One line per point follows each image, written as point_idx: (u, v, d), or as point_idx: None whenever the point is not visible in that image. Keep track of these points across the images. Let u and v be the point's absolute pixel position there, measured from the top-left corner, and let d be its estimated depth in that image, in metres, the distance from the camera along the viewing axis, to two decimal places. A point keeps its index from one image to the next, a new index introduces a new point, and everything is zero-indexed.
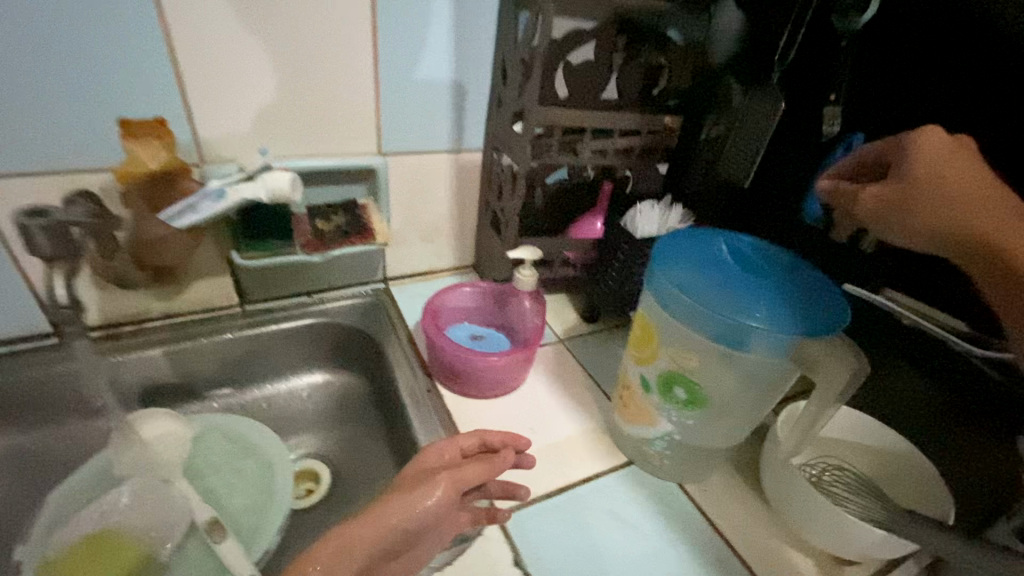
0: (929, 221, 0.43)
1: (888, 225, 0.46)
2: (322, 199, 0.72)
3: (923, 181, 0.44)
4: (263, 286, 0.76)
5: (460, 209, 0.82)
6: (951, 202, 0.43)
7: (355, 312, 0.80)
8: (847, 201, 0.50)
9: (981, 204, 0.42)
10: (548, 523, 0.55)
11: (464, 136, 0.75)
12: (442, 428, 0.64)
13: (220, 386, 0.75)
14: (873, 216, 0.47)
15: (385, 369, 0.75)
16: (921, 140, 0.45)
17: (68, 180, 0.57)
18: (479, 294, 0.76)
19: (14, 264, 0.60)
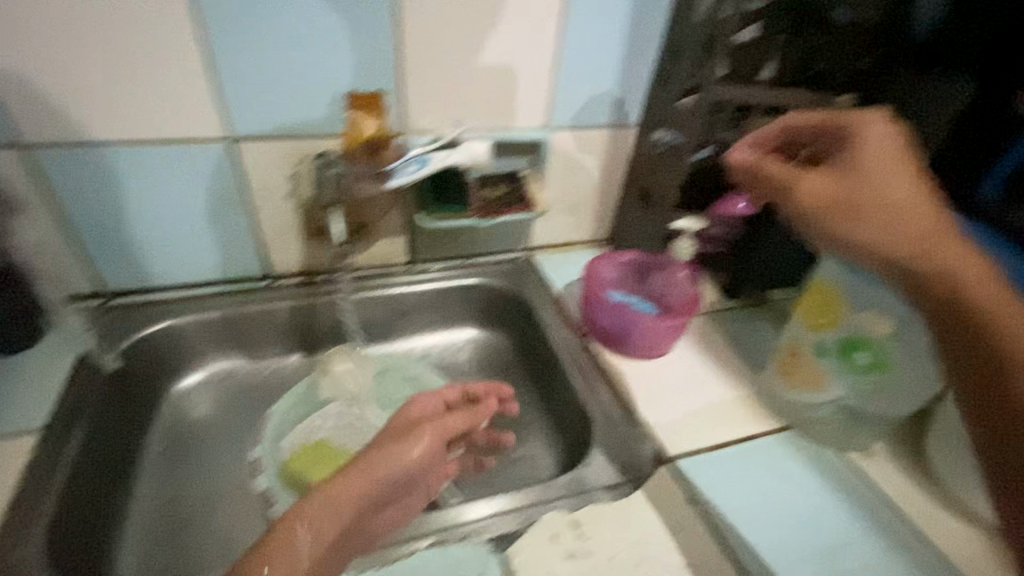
0: (882, 247, 0.45)
1: (812, 228, 0.50)
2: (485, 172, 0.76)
3: (864, 161, 0.48)
4: (430, 247, 0.83)
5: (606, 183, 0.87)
6: (903, 208, 0.45)
7: (507, 275, 0.86)
8: (751, 186, 0.56)
9: (864, 209, 0.46)
10: (714, 471, 0.60)
11: (622, 113, 0.79)
12: (602, 382, 0.69)
13: (388, 333, 0.85)
14: (801, 213, 0.50)
15: (534, 327, 0.81)
16: (863, 137, 0.50)
17: (299, 146, 0.67)
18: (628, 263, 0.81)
19: (249, 217, 0.72)
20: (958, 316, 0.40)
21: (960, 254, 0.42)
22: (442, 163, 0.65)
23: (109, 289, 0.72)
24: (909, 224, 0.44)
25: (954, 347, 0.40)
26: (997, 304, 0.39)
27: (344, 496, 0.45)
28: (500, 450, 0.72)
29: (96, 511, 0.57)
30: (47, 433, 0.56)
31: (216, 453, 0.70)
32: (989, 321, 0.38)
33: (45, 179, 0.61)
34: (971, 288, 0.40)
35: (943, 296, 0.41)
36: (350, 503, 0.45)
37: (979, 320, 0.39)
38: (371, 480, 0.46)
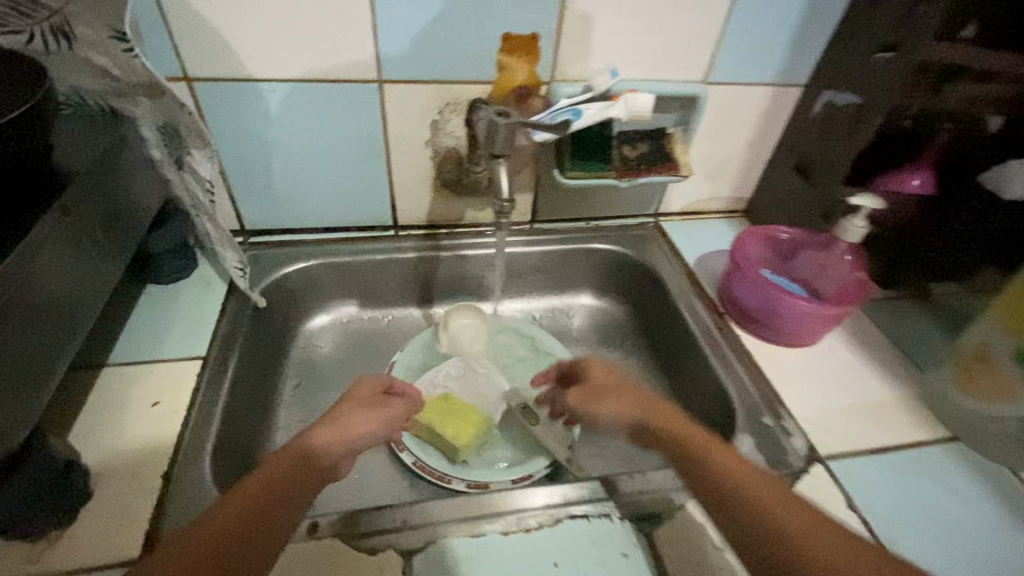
0: (674, 429, 0.49)
1: (586, 419, 0.58)
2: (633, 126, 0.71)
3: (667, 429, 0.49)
4: (556, 206, 0.80)
5: (755, 148, 0.79)
6: (634, 409, 0.52)
7: (632, 244, 0.81)
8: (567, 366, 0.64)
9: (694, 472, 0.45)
10: (875, 479, 0.55)
11: (793, 68, 0.72)
12: (744, 367, 0.65)
13: (502, 291, 0.82)
14: (575, 411, 0.59)
15: (665, 301, 0.76)
16: (589, 367, 0.61)
17: (443, 91, 0.64)
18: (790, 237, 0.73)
19: (383, 163, 0.70)
20: (734, 519, 0.41)
21: (727, 460, 0.44)
22: (595, 115, 0.60)
23: (248, 227, 0.74)
24: (641, 400, 0.53)
25: (727, 519, 0.41)
26: (726, 462, 0.44)
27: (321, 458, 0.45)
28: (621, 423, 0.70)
29: (245, 437, 0.59)
30: (206, 359, 0.58)
31: (344, 394, 0.72)
32: (733, 492, 0.42)
33: (202, 111, 0.62)
34: (706, 445, 0.46)
35: (739, 492, 0.42)
36: (321, 461, 0.45)
37: (729, 515, 0.41)
38: (325, 443, 0.46)
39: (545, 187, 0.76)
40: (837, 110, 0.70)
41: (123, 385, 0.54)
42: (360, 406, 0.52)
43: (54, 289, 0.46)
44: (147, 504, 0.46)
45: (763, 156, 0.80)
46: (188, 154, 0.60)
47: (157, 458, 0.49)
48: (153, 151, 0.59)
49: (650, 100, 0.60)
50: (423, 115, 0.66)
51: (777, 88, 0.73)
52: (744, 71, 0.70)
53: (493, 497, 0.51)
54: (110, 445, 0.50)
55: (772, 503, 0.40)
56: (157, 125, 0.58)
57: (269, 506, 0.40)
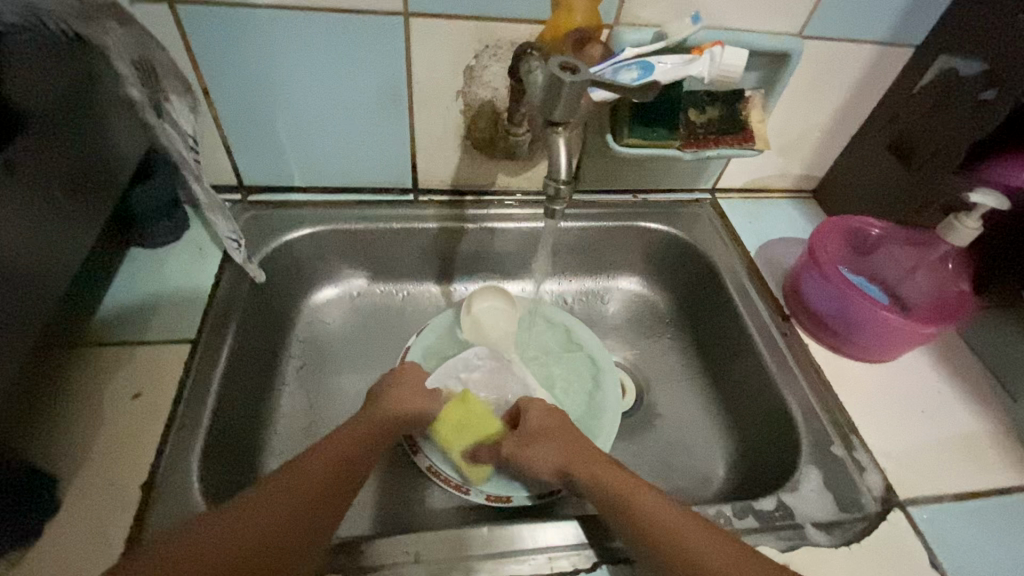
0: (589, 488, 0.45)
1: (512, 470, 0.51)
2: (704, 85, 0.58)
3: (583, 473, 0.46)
4: (599, 175, 0.68)
5: (843, 120, 0.67)
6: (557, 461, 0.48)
7: (686, 224, 0.69)
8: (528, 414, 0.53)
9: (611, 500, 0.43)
10: (961, 529, 0.48)
11: (907, 25, 0.58)
12: (811, 383, 0.56)
13: (528, 269, 0.72)
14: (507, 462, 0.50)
15: (719, 296, 0.65)
16: (528, 412, 0.53)
17: (481, 31, 0.53)
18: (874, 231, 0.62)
19: (405, 116, 0.59)
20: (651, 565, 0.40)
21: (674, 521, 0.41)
22: (669, 73, 0.48)
23: (247, 183, 0.64)
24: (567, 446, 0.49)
25: (660, 569, 0.39)
26: (657, 512, 0.41)
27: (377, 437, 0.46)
28: (658, 431, 0.62)
29: (241, 430, 0.53)
30: (196, 343, 0.51)
31: (349, 378, 0.64)
32: (670, 543, 0.39)
33: (188, 44, 0.51)
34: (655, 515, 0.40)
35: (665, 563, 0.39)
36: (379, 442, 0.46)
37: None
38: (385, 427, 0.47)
39: (590, 153, 0.65)
40: (958, 81, 0.57)
41: (103, 371, 0.48)
42: (412, 399, 0.51)
43: (11, 264, 0.38)
44: (126, 520, 0.40)
45: (850, 130, 0.68)
46: (166, 97, 0.50)
47: (139, 463, 0.43)
48: (132, 90, 0.48)
49: (741, 55, 0.49)
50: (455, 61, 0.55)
51: (884, 49, 0.60)
52: (850, 24, 0.57)
53: (519, 529, 0.44)
54: (87, 445, 0.44)
55: (724, 567, 0.37)
56: (131, 58, 0.47)
57: (340, 480, 0.41)
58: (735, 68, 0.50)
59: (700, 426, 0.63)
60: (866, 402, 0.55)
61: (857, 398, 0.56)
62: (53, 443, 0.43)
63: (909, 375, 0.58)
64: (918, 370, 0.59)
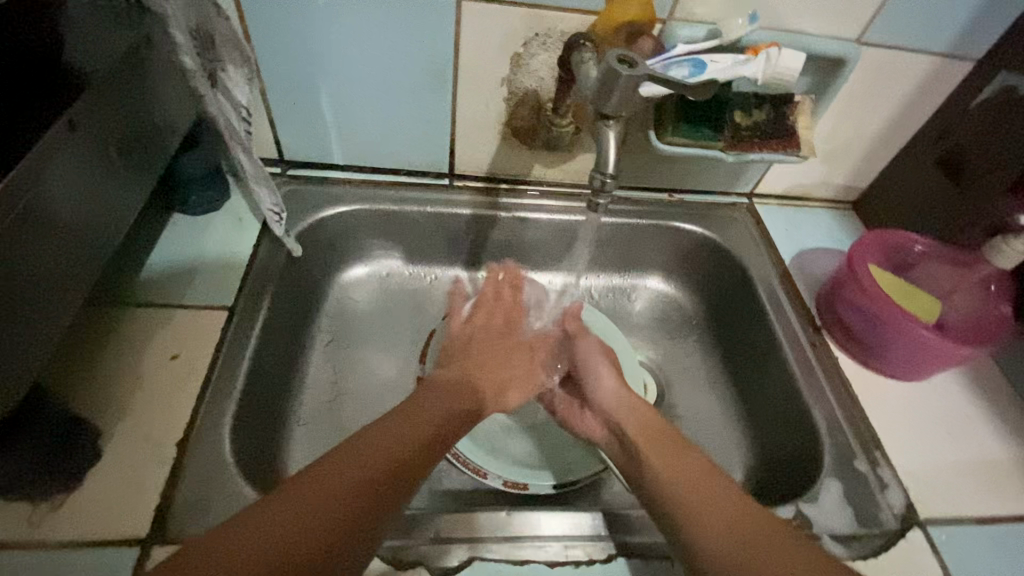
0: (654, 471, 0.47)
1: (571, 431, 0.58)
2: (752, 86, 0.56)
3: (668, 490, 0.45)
4: (636, 171, 0.67)
5: (891, 131, 0.65)
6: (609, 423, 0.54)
7: (720, 226, 0.68)
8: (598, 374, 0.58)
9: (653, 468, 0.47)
10: (982, 555, 0.47)
11: (970, 37, 0.56)
12: (838, 396, 0.55)
13: (557, 261, 0.72)
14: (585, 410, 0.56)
15: (751, 302, 0.64)
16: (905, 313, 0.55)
17: (533, 18, 0.53)
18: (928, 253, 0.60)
19: (448, 100, 0.59)
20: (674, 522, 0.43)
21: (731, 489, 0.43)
22: (718, 71, 0.47)
23: (288, 157, 0.65)
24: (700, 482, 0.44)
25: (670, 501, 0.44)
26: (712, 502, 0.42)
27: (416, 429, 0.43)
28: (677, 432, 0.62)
29: (270, 398, 0.54)
30: (232, 309, 0.52)
31: (374, 355, 0.65)
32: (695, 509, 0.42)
33: (244, 16, 0.52)
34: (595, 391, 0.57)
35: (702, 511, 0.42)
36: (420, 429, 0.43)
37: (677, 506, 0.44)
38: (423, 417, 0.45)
39: (630, 149, 0.64)
40: (1015, 99, 0.55)
41: (143, 330, 0.50)
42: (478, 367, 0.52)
43: (68, 214, 0.39)
44: (160, 473, 0.42)
45: (897, 142, 0.66)
46: (223, 67, 0.52)
47: (174, 421, 0.45)
48: (184, 58, 0.48)
49: (797, 58, 0.48)
50: (504, 47, 0.55)
51: (943, 60, 0.58)
52: (910, 33, 0.55)
53: (535, 515, 0.45)
54: (126, 400, 0.45)
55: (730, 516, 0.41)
56: (189, 26, 0.47)
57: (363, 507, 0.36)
58: (790, 70, 0.48)
59: (719, 430, 0.63)
60: (893, 419, 0.55)
61: (883, 415, 0.55)
62: (94, 395, 0.45)
63: (939, 396, 0.57)
64: (950, 393, 0.58)
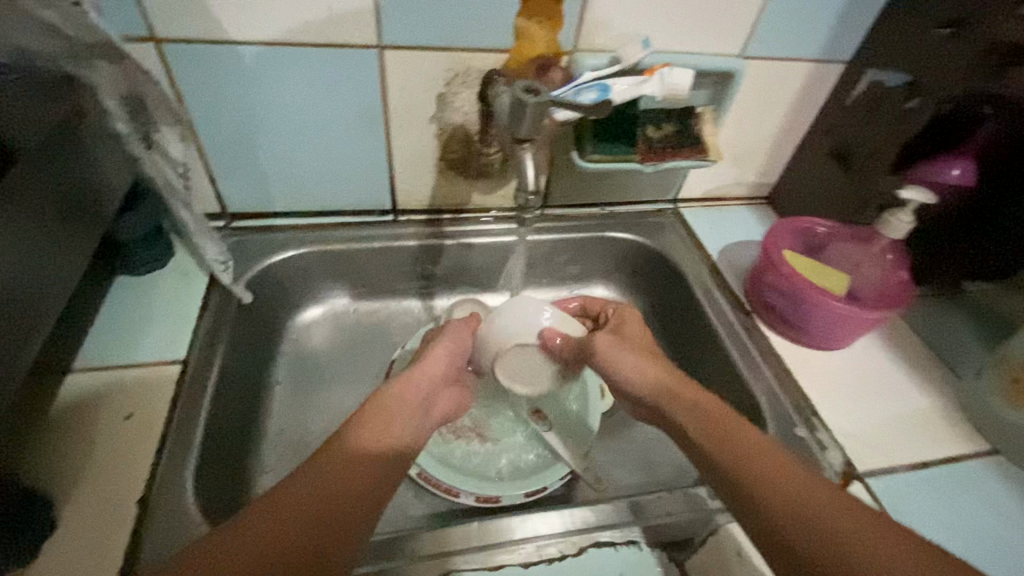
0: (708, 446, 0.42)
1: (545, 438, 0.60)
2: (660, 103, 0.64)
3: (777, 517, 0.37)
4: (569, 189, 0.72)
5: (788, 131, 0.72)
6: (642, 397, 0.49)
7: (651, 232, 0.74)
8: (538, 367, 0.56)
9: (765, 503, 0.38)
10: (915, 496, 0.52)
11: (837, 43, 0.64)
12: (772, 372, 0.60)
13: (506, 280, 0.75)
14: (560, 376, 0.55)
15: (687, 297, 0.69)
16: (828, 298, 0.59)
17: (453, 60, 0.57)
18: (844, 235, 0.66)
19: (383, 140, 0.63)
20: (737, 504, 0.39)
21: None
22: (622, 95, 0.53)
23: (231, 210, 0.66)
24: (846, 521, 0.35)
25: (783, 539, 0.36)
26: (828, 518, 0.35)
27: (396, 431, 0.44)
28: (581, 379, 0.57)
29: (231, 447, 0.54)
30: (185, 362, 0.53)
31: (336, 393, 0.66)
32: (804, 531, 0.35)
33: (174, 79, 0.54)
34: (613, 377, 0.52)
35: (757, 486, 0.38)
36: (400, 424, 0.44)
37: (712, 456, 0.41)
38: (398, 419, 0.45)
39: (561, 170, 0.69)
40: (885, 91, 0.64)
41: (92, 395, 0.49)
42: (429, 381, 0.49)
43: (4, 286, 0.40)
44: (123, 534, 0.41)
45: (795, 139, 0.74)
46: (156, 128, 0.53)
47: (133, 481, 0.44)
48: (118, 123, 0.51)
49: (688, 75, 0.55)
50: (431, 87, 0.59)
51: (817, 66, 0.66)
52: (782, 46, 0.63)
53: (507, 519, 0.46)
54: (80, 464, 0.45)
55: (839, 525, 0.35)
56: (120, 94, 0.49)
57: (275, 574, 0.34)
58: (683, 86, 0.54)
59: None
60: (828, 387, 0.60)
61: (815, 382, 0.60)
62: (43, 467, 0.44)
63: (863, 359, 0.63)
64: (871, 355, 0.64)
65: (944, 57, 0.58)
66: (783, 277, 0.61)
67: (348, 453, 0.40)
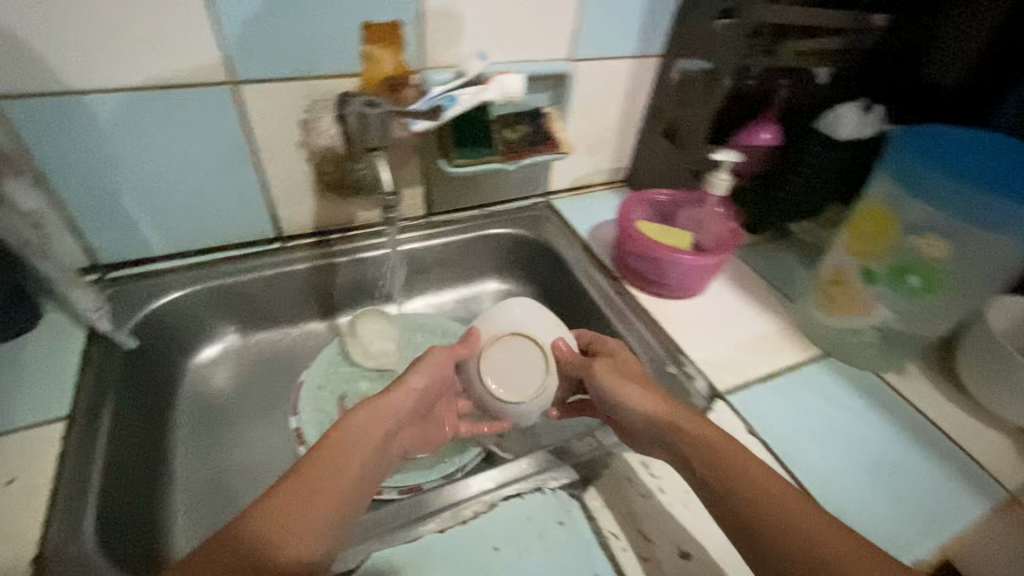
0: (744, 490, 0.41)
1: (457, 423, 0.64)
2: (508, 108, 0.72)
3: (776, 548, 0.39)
4: (448, 195, 0.78)
5: (627, 119, 0.83)
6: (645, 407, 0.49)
7: (528, 224, 0.82)
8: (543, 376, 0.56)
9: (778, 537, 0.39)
10: (767, 402, 0.61)
11: (648, 41, 0.75)
12: (644, 325, 0.69)
13: (405, 290, 0.80)
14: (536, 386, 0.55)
15: (566, 276, 0.77)
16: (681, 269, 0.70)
17: (308, 88, 0.61)
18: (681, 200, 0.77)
19: (254, 172, 0.65)
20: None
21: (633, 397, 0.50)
22: (469, 101, 0.60)
23: (105, 263, 0.65)
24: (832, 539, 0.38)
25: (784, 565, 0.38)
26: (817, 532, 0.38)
27: (361, 462, 0.45)
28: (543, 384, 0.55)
29: (136, 497, 0.52)
30: (70, 418, 0.51)
31: (247, 427, 0.66)
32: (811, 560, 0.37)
33: (15, 136, 0.53)
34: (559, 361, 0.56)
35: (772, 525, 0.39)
36: (356, 467, 0.44)
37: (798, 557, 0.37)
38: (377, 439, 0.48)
39: (436, 179, 0.75)
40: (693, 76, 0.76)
41: None
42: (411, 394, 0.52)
43: None
44: None
45: (635, 125, 0.85)
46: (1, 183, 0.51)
47: (22, 547, 0.42)
48: None
49: (520, 79, 0.62)
50: (291, 115, 0.62)
51: (638, 61, 0.77)
52: (603, 48, 0.73)
53: (420, 494, 0.49)
54: None
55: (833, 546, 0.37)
56: None
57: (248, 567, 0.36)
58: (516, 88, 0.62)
59: None
60: (690, 328, 0.69)
61: (679, 326, 0.69)
62: None
63: (718, 300, 0.73)
64: (725, 296, 0.74)
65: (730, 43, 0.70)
66: (638, 242, 0.71)
67: (323, 471, 0.43)
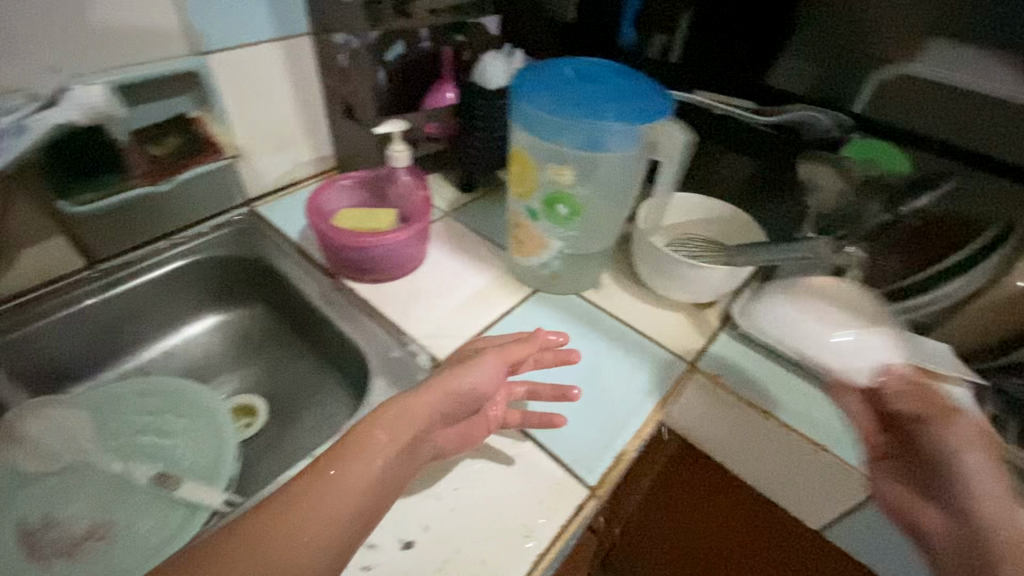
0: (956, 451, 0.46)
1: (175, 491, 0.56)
2: (145, 120, 0.64)
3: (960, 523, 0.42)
4: (110, 235, 0.67)
5: (305, 105, 0.78)
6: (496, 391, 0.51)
7: (225, 242, 0.75)
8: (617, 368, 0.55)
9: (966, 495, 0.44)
10: None
11: (284, 19, 0.69)
12: (364, 315, 0.67)
13: (95, 358, 0.68)
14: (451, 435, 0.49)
15: (281, 288, 0.74)
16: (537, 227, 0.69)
17: None
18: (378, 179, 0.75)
19: None
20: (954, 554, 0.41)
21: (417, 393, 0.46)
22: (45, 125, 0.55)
23: None
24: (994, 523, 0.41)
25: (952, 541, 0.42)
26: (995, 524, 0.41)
27: (354, 491, 0.40)
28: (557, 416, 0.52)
29: None
30: None
31: None
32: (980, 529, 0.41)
33: None
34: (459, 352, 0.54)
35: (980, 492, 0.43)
36: (352, 497, 0.39)
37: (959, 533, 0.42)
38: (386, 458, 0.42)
39: (81, 222, 0.64)
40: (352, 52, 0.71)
41: None
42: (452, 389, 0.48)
43: None
44: None
45: (318, 109, 0.80)
46: None
47: None
48: None
49: (100, 91, 0.58)
50: None
51: (285, 43, 0.71)
52: (231, 34, 0.65)
53: None
54: None
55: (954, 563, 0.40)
56: None
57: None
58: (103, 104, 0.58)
59: (325, 395, 0.69)
60: (411, 304, 0.68)
61: (400, 305, 0.68)
62: None
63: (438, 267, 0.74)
64: (444, 261, 0.74)
65: (370, 10, 0.68)
66: (331, 234, 0.66)
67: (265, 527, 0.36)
